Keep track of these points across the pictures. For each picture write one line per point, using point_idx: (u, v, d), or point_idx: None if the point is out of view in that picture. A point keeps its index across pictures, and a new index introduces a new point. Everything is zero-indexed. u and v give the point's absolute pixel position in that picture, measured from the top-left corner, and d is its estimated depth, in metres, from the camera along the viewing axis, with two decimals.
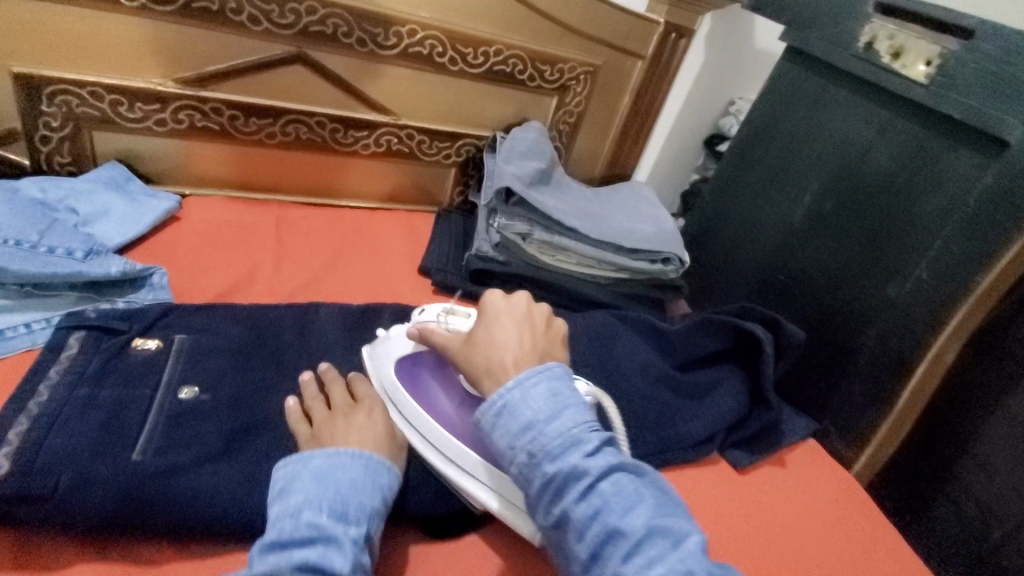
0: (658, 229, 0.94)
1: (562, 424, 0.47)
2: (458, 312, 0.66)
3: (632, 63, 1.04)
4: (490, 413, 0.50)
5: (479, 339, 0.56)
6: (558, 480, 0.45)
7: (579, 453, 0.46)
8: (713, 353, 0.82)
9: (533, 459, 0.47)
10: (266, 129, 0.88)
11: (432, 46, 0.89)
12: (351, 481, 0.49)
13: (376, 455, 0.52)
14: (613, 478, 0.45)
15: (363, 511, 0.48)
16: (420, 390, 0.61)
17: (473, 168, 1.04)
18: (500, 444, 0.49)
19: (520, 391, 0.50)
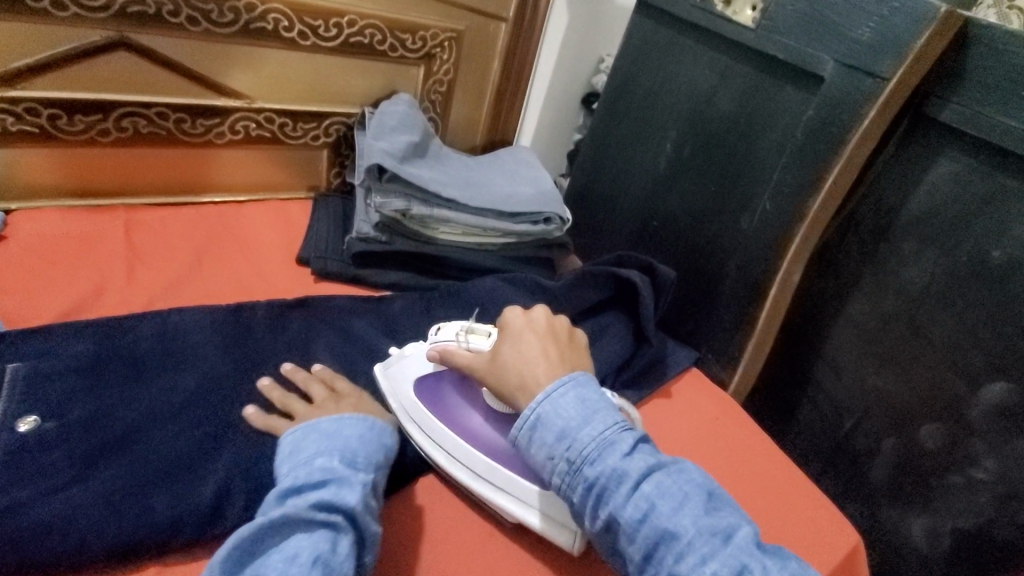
0: (538, 190, 0.96)
1: (594, 429, 0.51)
2: (477, 331, 0.64)
3: (495, 26, 1.03)
4: (526, 427, 0.53)
5: (508, 363, 0.59)
6: (600, 485, 0.49)
7: (617, 455, 0.49)
8: (595, 303, 0.87)
9: (573, 466, 0.50)
10: (98, 126, 0.79)
11: (277, 19, 0.83)
12: (356, 438, 0.53)
13: (378, 420, 0.56)
14: (652, 478, 0.49)
15: (370, 463, 0.52)
16: (445, 408, 0.63)
17: (346, 147, 1.00)
18: (540, 455, 0.52)
19: (549, 402, 0.53)
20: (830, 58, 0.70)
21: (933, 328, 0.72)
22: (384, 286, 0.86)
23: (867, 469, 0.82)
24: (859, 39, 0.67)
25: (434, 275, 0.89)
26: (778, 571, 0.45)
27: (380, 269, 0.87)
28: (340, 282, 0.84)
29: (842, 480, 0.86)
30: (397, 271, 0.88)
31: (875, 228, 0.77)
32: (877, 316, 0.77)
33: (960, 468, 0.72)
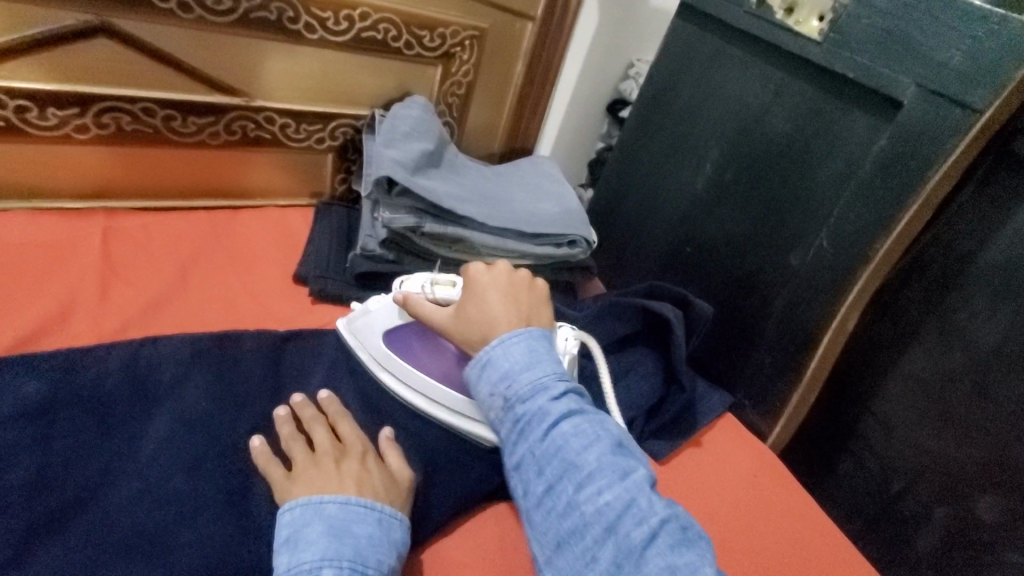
0: (562, 209, 0.87)
1: (535, 375, 0.52)
2: (442, 281, 0.66)
3: (522, 25, 0.94)
4: (476, 365, 0.55)
5: (472, 319, 0.59)
6: (527, 422, 0.50)
7: (545, 398, 0.50)
8: (624, 336, 0.77)
9: (507, 402, 0.52)
10: (75, 122, 0.70)
11: (280, 10, 0.74)
12: (366, 537, 0.45)
13: (387, 508, 0.48)
14: (573, 422, 0.49)
15: (383, 567, 0.44)
16: (411, 353, 0.64)
17: (354, 152, 0.91)
18: (483, 391, 0.54)
19: (500, 347, 0.54)
20: (910, 81, 0.61)
21: (1001, 393, 0.63)
22: None
23: (913, 538, 0.73)
24: (946, 61, 0.58)
25: None
26: (664, 513, 0.45)
27: (384, 291, 0.79)
28: (340, 304, 0.76)
29: (884, 546, 0.77)
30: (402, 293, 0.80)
31: (943, 273, 0.67)
32: (938, 372, 0.68)
33: (1004, 541, 0.65)
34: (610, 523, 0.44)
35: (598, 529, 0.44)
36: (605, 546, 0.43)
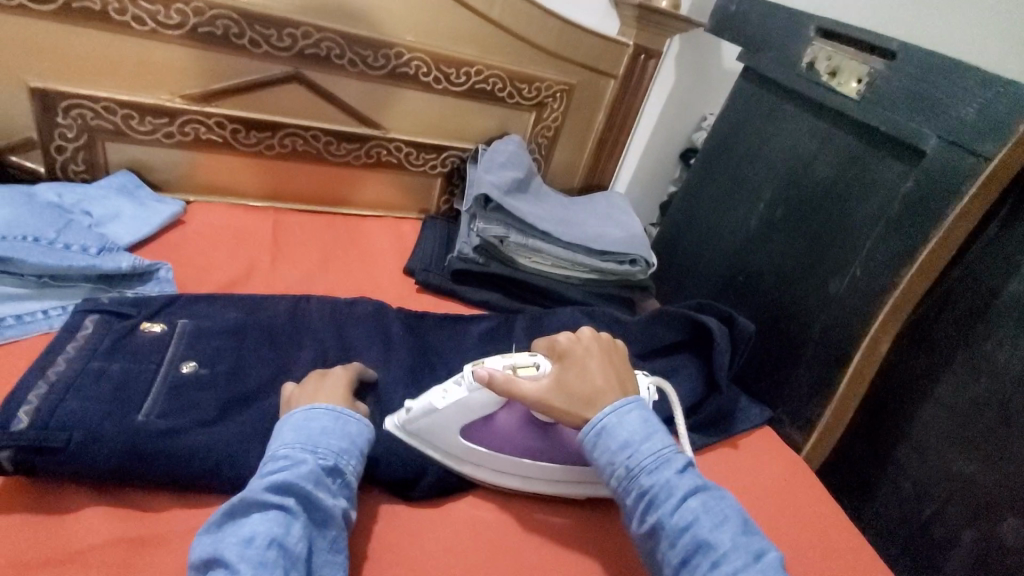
0: (626, 232, 1.01)
1: (655, 447, 0.57)
2: (522, 362, 0.62)
3: (606, 82, 1.13)
4: (593, 432, 0.59)
5: (577, 389, 0.61)
6: (654, 494, 0.54)
7: (670, 471, 0.55)
8: (671, 342, 0.88)
9: (631, 473, 0.56)
10: (265, 142, 0.96)
11: (418, 66, 0.97)
12: (320, 428, 0.55)
13: (346, 409, 0.57)
14: (699, 497, 0.54)
15: (330, 450, 0.53)
16: (491, 443, 0.63)
17: (458, 177, 1.12)
18: (602, 459, 0.58)
19: (617, 416, 0.59)
20: (933, 134, 0.71)
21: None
22: (476, 303, 0.94)
23: (945, 561, 0.77)
24: (962, 117, 0.68)
25: (519, 299, 0.96)
26: None
27: (472, 288, 0.96)
28: (437, 294, 0.94)
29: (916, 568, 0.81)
30: (486, 291, 0.96)
31: (973, 306, 0.74)
32: (967, 399, 0.74)
33: None
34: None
35: None
36: None
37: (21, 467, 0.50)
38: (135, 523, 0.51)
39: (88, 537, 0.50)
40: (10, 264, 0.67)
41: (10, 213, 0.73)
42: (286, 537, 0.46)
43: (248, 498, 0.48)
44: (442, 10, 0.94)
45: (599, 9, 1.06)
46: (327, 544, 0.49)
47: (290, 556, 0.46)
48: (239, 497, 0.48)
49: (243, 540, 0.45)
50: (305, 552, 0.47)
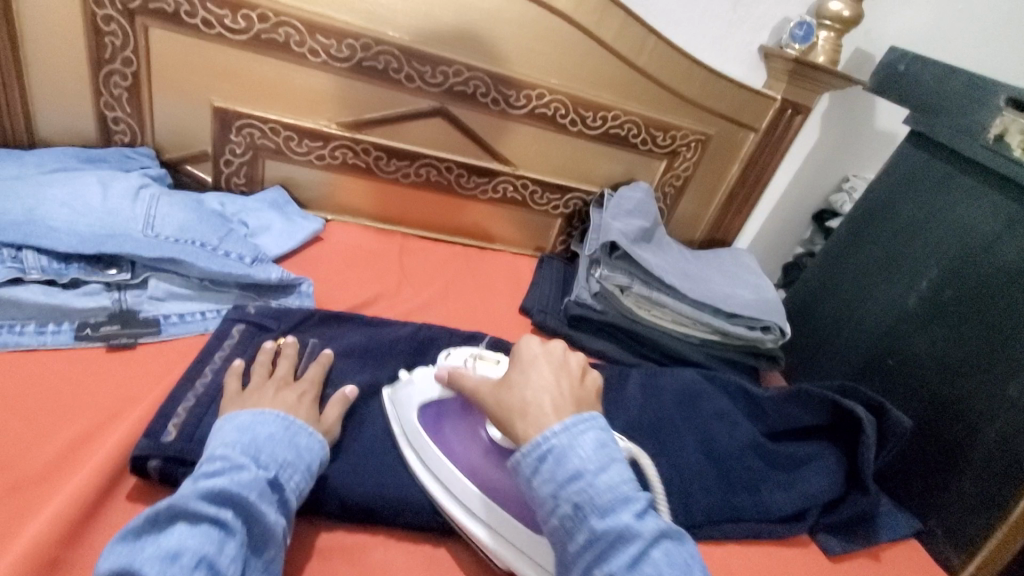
0: (758, 296, 0.94)
1: (633, 519, 0.46)
2: (487, 357, 0.64)
3: (745, 134, 1.08)
4: (534, 455, 0.50)
5: (515, 389, 0.56)
6: (603, 540, 0.45)
7: (650, 549, 0.44)
8: (807, 426, 0.80)
9: (597, 549, 0.45)
10: (403, 170, 1.00)
11: (556, 108, 0.98)
12: (268, 436, 0.52)
13: (298, 421, 0.55)
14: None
15: (276, 459, 0.50)
16: (442, 438, 0.61)
17: (578, 220, 1.11)
18: (568, 534, 0.47)
19: (567, 435, 0.50)
20: None
21: None
22: (592, 352, 0.90)
23: None
24: None
25: (636, 354, 0.92)
26: None
27: (589, 335, 0.92)
28: (552, 337, 0.91)
29: None
30: (603, 341, 0.92)
31: None
32: None
33: None
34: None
35: None
36: None
37: (166, 476, 0.52)
38: None
39: None
40: (180, 266, 0.73)
41: (183, 216, 0.78)
42: (219, 555, 0.42)
43: (178, 506, 0.43)
44: (588, 55, 0.94)
45: (748, 61, 1.02)
46: (258, 567, 0.45)
47: None
48: (167, 505, 0.43)
49: (167, 554, 0.41)
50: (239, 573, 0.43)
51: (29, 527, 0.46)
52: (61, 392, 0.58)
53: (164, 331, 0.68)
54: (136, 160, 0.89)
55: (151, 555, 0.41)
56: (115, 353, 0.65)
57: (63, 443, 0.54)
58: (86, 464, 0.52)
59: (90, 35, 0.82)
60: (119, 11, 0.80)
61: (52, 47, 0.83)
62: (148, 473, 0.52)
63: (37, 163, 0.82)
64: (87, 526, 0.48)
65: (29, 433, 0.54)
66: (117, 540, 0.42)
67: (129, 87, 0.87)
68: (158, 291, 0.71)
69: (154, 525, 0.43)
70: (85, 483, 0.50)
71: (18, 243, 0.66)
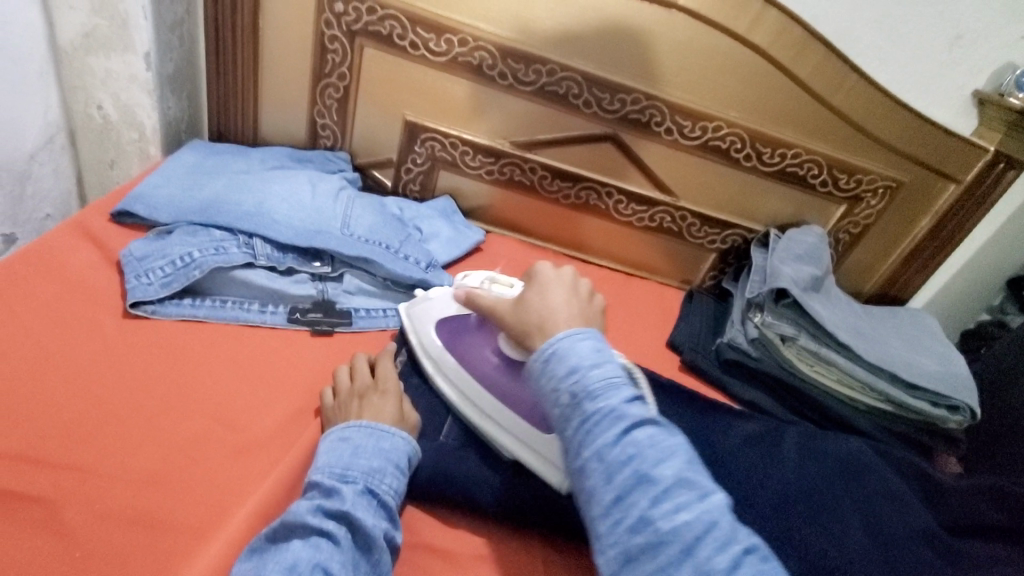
0: (947, 369, 0.84)
1: (605, 373, 0.49)
2: (501, 280, 0.71)
3: (945, 185, 0.96)
4: (540, 353, 0.52)
5: (531, 307, 0.59)
6: (578, 394, 0.48)
7: (618, 398, 0.47)
8: (993, 526, 0.69)
9: (575, 400, 0.48)
10: (565, 191, 1.02)
11: (732, 141, 0.94)
12: (353, 449, 0.54)
13: (379, 425, 0.57)
14: (646, 429, 0.46)
15: (364, 470, 0.52)
16: (469, 363, 0.69)
17: (734, 257, 1.07)
18: (546, 385, 0.50)
19: (568, 339, 0.52)
20: None
21: None
22: (743, 401, 0.86)
23: None
24: None
25: (794, 411, 0.86)
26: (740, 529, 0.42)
27: (741, 382, 0.88)
28: (701, 378, 0.89)
29: None
30: (755, 391, 0.88)
31: None
32: None
33: None
34: (687, 543, 0.40)
35: (674, 547, 0.40)
36: (671, 541, 0.41)
37: None
38: (444, 535, 0.57)
39: (409, 535, 0.56)
40: (371, 266, 0.80)
41: (374, 220, 0.85)
42: (330, 562, 0.45)
43: (288, 525, 0.46)
44: (777, 89, 0.90)
45: (961, 105, 0.91)
46: (368, 571, 0.47)
47: None
48: (278, 526, 0.46)
49: (285, 567, 0.43)
50: None
51: (259, 488, 0.54)
52: (279, 370, 0.67)
53: (356, 323, 0.76)
54: (335, 163, 1.00)
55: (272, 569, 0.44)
56: (318, 338, 0.73)
57: (281, 416, 0.62)
58: (299, 438, 0.60)
59: (317, 51, 0.93)
60: (343, 31, 0.91)
61: (287, 61, 0.95)
62: None
63: (261, 160, 0.94)
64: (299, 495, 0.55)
65: (256, 403, 0.63)
66: (243, 560, 0.46)
67: (339, 99, 0.97)
68: (352, 286, 0.79)
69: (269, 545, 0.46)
70: (300, 456, 0.57)
71: (250, 232, 0.76)
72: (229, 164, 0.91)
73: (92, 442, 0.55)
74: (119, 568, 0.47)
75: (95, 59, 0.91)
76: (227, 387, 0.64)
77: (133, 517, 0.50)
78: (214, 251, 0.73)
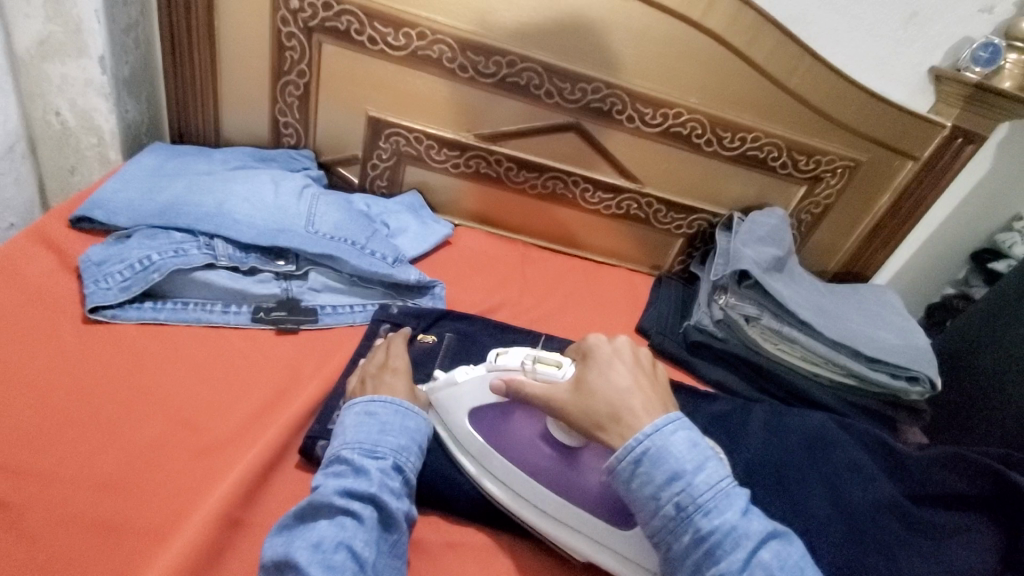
0: (906, 342, 0.87)
1: (709, 478, 0.49)
2: (546, 358, 0.59)
3: (902, 163, 0.98)
4: (627, 457, 0.51)
5: (600, 395, 0.54)
6: (686, 506, 0.48)
7: (735, 511, 0.48)
8: (959, 496, 0.69)
9: (683, 512, 0.48)
10: (532, 181, 1.03)
11: (693, 127, 0.96)
12: (382, 425, 0.57)
13: (407, 403, 0.60)
14: (770, 546, 0.47)
15: (391, 449, 0.56)
16: (502, 440, 0.62)
17: (701, 242, 1.09)
18: (645, 493, 0.50)
19: (659, 437, 0.51)
20: None
21: None
22: (710, 382, 0.88)
23: None
24: None
25: (759, 389, 0.88)
26: None
27: (708, 363, 0.90)
28: (668, 360, 0.90)
29: None
30: (722, 370, 0.90)
31: None
32: None
33: None
34: None
35: None
36: None
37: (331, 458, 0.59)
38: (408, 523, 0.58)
39: None
40: (336, 262, 0.80)
41: (338, 216, 0.85)
42: (355, 540, 0.48)
43: (316, 504, 0.49)
44: (735, 74, 0.91)
45: (914, 83, 0.93)
46: (387, 548, 0.51)
47: (358, 559, 0.47)
48: (307, 504, 0.50)
49: (313, 544, 0.47)
50: (372, 556, 0.48)
51: (221, 485, 0.55)
52: (242, 369, 0.67)
53: (322, 320, 0.76)
54: (300, 162, 1.00)
55: (300, 545, 0.47)
56: (283, 336, 0.73)
57: (245, 415, 0.62)
58: (263, 435, 0.60)
59: (275, 48, 0.92)
60: (301, 28, 0.90)
61: (246, 59, 0.94)
62: (315, 453, 0.59)
63: (223, 160, 0.94)
64: (261, 491, 0.56)
65: (219, 403, 0.63)
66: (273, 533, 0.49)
67: (301, 96, 0.97)
68: (317, 283, 0.80)
69: (299, 523, 0.49)
70: (264, 452, 0.58)
71: (211, 233, 0.76)
72: (190, 165, 0.90)
73: (52, 448, 0.55)
74: (80, 569, 0.47)
75: (51, 66, 0.89)
76: (190, 387, 0.64)
77: (92, 521, 0.50)
78: (174, 253, 0.73)
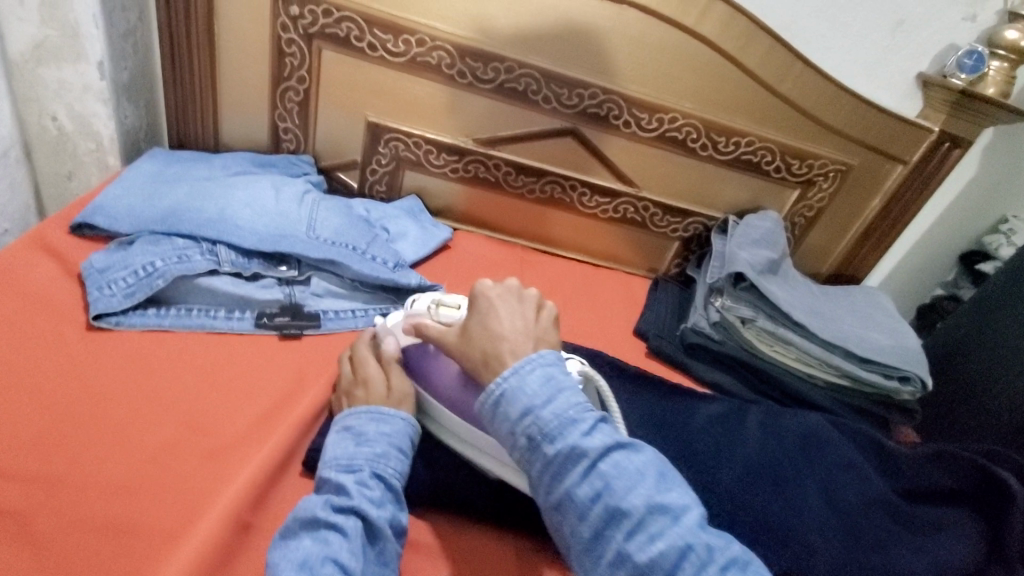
0: (898, 343, 0.89)
1: (558, 408, 0.48)
2: (447, 302, 0.65)
3: (892, 166, 1.01)
4: (489, 401, 0.50)
5: (474, 336, 0.57)
6: (554, 452, 0.46)
7: (577, 432, 0.46)
8: (947, 489, 0.71)
9: (533, 444, 0.47)
10: (530, 186, 1.04)
11: (688, 132, 0.97)
12: (363, 438, 0.57)
13: (389, 412, 0.60)
14: (615, 464, 0.45)
15: (373, 459, 0.55)
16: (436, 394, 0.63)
17: (697, 245, 1.10)
18: (502, 431, 0.49)
19: (516, 378, 0.50)
20: None
21: None
22: (707, 383, 0.90)
23: None
24: None
25: (756, 390, 0.90)
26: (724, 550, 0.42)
27: (705, 365, 0.91)
28: (665, 362, 0.92)
29: None
30: (719, 372, 0.91)
31: None
32: None
33: None
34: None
35: None
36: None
37: None
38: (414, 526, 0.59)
39: None
40: (338, 267, 0.81)
41: (339, 221, 0.86)
42: (341, 552, 0.48)
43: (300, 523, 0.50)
44: (729, 80, 0.93)
45: (903, 89, 0.95)
46: (375, 558, 0.50)
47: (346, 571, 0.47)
48: (291, 523, 0.50)
49: (297, 562, 0.47)
50: (360, 565, 0.48)
51: (229, 489, 0.55)
52: (247, 374, 0.68)
53: (324, 325, 0.77)
54: (300, 167, 1.00)
55: (287, 564, 0.47)
56: (287, 341, 0.74)
57: (251, 421, 0.63)
58: (269, 440, 0.61)
59: (275, 54, 0.93)
60: (300, 34, 0.91)
61: (246, 65, 0.95)
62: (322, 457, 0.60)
63: (223, 166, 0.94)
64: (269, 495, 0.56)
65: (224, 409, 0.64)
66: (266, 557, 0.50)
67: (300, 102, 0.97)
68: (319, 289, 0.80)
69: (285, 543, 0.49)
70: (271, 456, 0.58)
71: (213, 239, 0.77)
72: (190, 171, 0.90)
73: (60, 454, 0.55)
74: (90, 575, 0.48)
75: (47, 71, 0.88)
76: (196, 393, 0.64)
77: (102, 526, 0.51)
78: (177, 260, 0.73)
